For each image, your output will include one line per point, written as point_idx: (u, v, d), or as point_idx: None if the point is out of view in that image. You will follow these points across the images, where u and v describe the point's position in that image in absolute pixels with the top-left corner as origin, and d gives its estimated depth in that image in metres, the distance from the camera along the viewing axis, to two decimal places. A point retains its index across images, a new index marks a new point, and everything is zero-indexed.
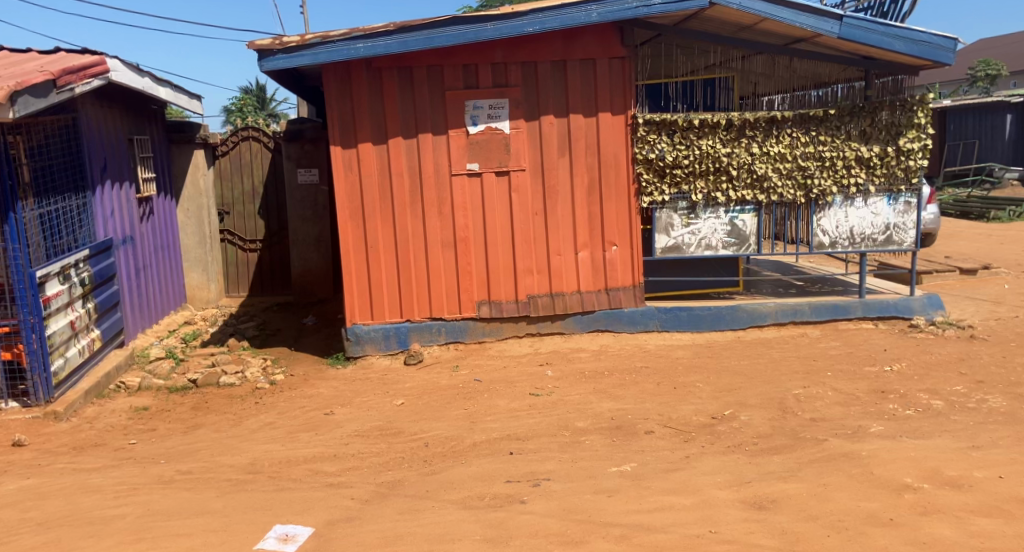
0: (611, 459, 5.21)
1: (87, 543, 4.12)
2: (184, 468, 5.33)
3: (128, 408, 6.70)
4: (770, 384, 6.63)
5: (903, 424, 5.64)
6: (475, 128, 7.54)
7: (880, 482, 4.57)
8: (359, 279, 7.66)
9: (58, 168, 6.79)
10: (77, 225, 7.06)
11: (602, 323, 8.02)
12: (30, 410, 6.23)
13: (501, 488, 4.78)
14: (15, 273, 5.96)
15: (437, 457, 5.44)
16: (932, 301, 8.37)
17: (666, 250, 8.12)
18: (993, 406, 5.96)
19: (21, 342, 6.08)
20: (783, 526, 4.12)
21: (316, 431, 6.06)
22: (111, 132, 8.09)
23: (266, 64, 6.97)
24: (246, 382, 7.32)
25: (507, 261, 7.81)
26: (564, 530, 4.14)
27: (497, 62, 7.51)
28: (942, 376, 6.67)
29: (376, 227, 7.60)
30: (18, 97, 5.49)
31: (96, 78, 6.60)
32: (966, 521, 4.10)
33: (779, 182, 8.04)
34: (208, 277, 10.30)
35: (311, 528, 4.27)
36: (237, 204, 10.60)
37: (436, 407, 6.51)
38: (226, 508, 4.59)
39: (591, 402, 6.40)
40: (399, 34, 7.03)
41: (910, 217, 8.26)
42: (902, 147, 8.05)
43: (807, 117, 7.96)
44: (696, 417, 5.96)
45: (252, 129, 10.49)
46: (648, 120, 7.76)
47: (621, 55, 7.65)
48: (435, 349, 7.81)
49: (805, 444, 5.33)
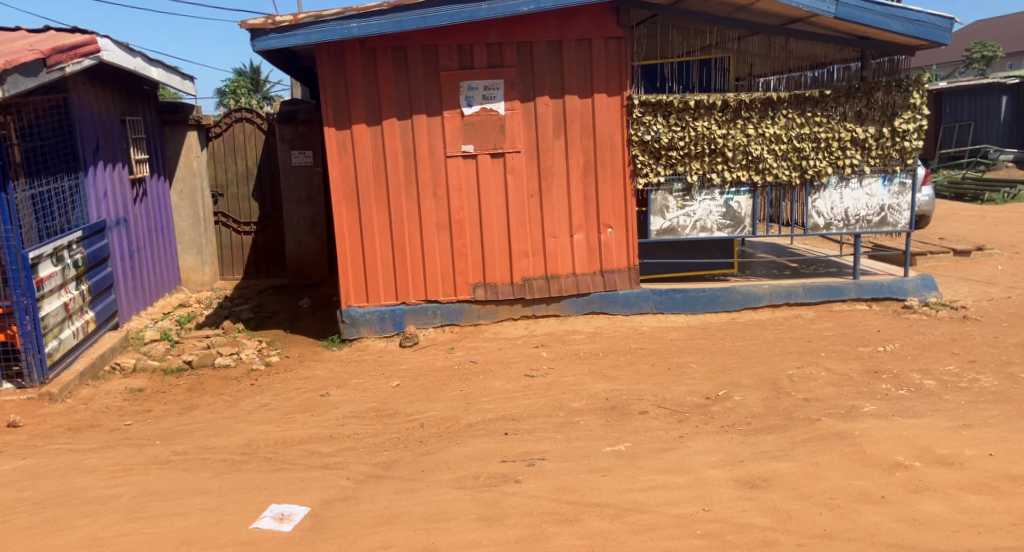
0: (605, 438, 5.24)
1: (85, 522, 4.14)
2: (180, 449, 5.35)
3: (124, 389, 6.70)
4: (765, 364, 6.68)
5: (895, 404, 5.67)
6: (470, 109, 7.51)
7: (873, 460, 4.61)
8: (353, 260, 7.65)
9: (51, 147, 6.82)
10: (70, 207, 7.05)
11: (597, 305, 8.03)
12: (25, 391, 6.22)
13: (497, 468, 4.80)
14: (8, 254, 5.91)
15: (432, 438, 5.46)
16: (926, 282, 8.43)
17: (661, 232, 8.10)
18: (985, 385, 6.00)
19: (15, 324, 6.05)
20: (776, 504, 4.15)
21: (312, 412, 6.07)
22: (104, 113, 8.07)
23: (259, 43, 6.92)
24: (241, 363, 7.36)
25: (503, 243, 7.80)
26: (559, 508, 4.17)
27: (492, 42, 7.46)
28: (934, 356, 6.72)
29: (371, 206, 7.57)
30: (8, 76, 5.43)
31: (87, 58, 6.49)
32: (956, 498, 4.14)
33: (774, 163, 8.04)
34: (202, 259, 10.24)
35: (308, 507, 4.28)
36: (231, 185, 10.56)
37: (432, 388, 6.52)
38: (222, 488, 4.61)
39: (586, 383, 6.44)
40: (393, 13, 6.98)
41: (905, 198, 8.29)
42: (897, 128, 8.07)
43: (802, 98, 7.95)
44: (690, 398, 5.98)
45: (245, 110, 10.48)
46: (644, 101, 7.73)
47: (618, 36, 7.64)
48: (431, 331, 7.82)
49: (798, 423, 5.35)
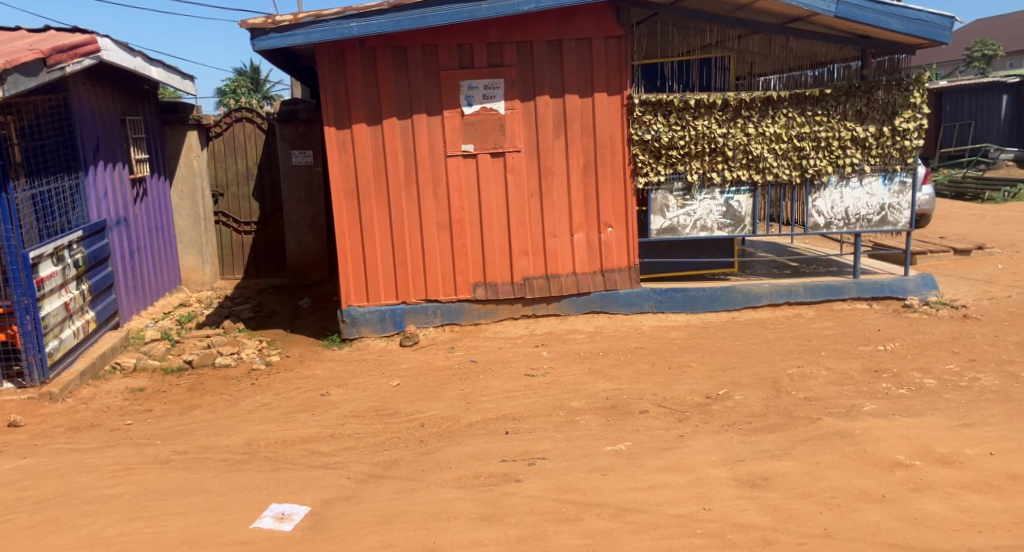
0: (606, 437, 5.24)
1: (85, 522, 4.14)
2: (180, 448, 5.35)
3: (124, 389, 6.70)
4: (765, 363, 6.68)
5: (896, 403, 5.67)
6: (470, 108, 7.51)
7: (873, 459, 4.61)
8: (354, 259, 7.65)
9: (51, 147, 6.82)
10: (70, 206, 7.04)
11: (597, 304, 8.03)
12: (25, 390, 6.22)
13: (497, 467, 4.80)
14: (9, 254, 5.91)
15: (432, 437, 5.46)
16: (926, 281, 8.42)
17: (661, 231, 8.09)
18: (985, 384, 5.99)
19: (15, 323, 6.05)
20: (776, 503, 4.15)
21: (312, 412, 6.07)
22: (104, 112, 8.06)
23: (259, 43, 6.92)
24: (241, 363, 7.36)
25: (503, 243, 7.80)
26: (559, 508, 4.17)
27: (492, 42, 7.46)
28: (935, 355, 6.72)
29: (371, 206, 7.56)
30: (8, 76, 5.43)
31: (87, 57, 6.48)
32: (956, 497, 4.14)
33: (774, 162, 8.04)
34: (202, 259, 10.23)
35: (309, 507, 4.28)
36: (231, 185, 10.57)
37: (432, 387, 6.52)
38: (223, 487, 4.61)
39: (586, 382, 6.43)
40: (392, 13, 6.98)
41: (905, 197, 8.29)
42: (898, 127, 8.07)
43: (803, 97, 7.95)
44: (690, 397, 5.98)
45: (245, 109, 10.48)
46: (644, 100, 7.73)
47: (617, 35, 7.64)
48: (431, 331, 7.82)
49: (798, 423, 5.35)
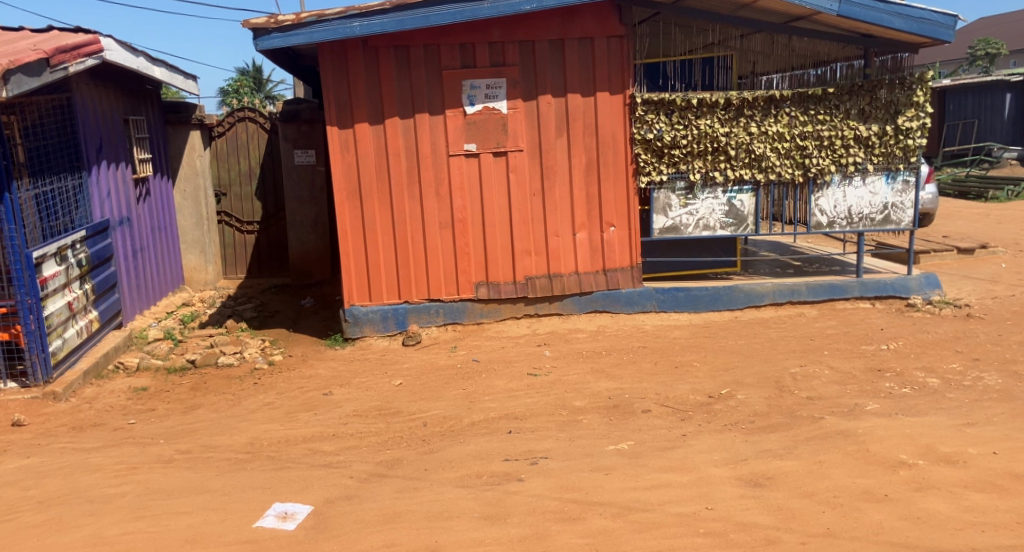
0: (608, 437, 5.24)
1: (88, 521, 4.15)
2: (183, 447, 5.36)
3: (127, 389, 6.71)
4: (767, 362, 6.67)
5: (899, 402, 5.66)
6: (472, 108, 7.51)
7: (876, 459, 4.60)
8: (356, 258, 7.65)
9: (54, 147, 6.83)
10: (73, 206, 7.05)
11: (600, 303, 8.03)
12: (29, 390, 6.23)
13: (500, 466, 4.80)
14: (12, 254, 5.93)
15: (435, 437, 5.46)
16: (930, 281, 8.40)
17: (664, 230, 8.09)
18: (989, 383, 5.98)
19: (19, 323, 6.07)
20: (778, 502, 4.15)
21: (315, 411, 6.07)
22: (107, 112, 8.07)
23: (261, 43, 6.93)
24: (244, 362, 7.36)
25: (505, 242, 7.80)
26: (562, 507, 4.17)
27: (495, 41, 7.46)
28: (938, 354, 6.71)
29: (374, 205, 7.57)
30: (12, 76, 5.45)
31: (90, 57, 6.49)
32: (959, 496, 4.13)
33: (777, 161, 8.03)
34: (205, 258, 10.24)
35: (312, 506, 4.29)
36: (234, 185, 10.59)
37: (435, 387, 6.52)
38: (226, 486, 4.62)
39: (589, 381, 6.43)
40: (394, 13, 6.98)
41: (908, 196, 8.28)
42: (901, 126, 8.05)
43: (805, 96, 7.94)
44: (692, 396, 5.98)
45: (248, 110, 10.46)
46: (646, 99, 7.73)
47: (619, 35, 7.63)
48: (434, 330, 7.82)
49: (801, 422, 5.35)
